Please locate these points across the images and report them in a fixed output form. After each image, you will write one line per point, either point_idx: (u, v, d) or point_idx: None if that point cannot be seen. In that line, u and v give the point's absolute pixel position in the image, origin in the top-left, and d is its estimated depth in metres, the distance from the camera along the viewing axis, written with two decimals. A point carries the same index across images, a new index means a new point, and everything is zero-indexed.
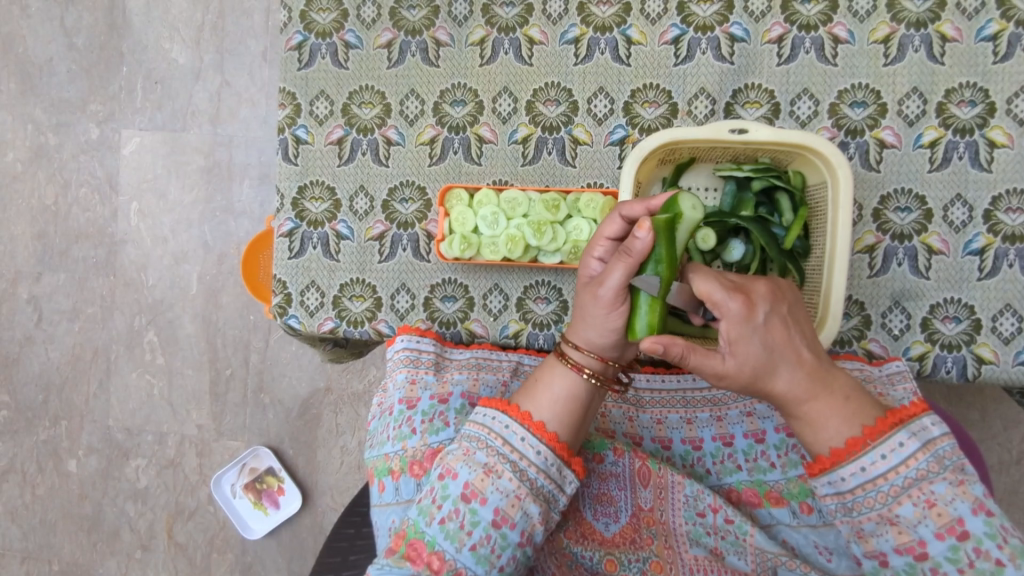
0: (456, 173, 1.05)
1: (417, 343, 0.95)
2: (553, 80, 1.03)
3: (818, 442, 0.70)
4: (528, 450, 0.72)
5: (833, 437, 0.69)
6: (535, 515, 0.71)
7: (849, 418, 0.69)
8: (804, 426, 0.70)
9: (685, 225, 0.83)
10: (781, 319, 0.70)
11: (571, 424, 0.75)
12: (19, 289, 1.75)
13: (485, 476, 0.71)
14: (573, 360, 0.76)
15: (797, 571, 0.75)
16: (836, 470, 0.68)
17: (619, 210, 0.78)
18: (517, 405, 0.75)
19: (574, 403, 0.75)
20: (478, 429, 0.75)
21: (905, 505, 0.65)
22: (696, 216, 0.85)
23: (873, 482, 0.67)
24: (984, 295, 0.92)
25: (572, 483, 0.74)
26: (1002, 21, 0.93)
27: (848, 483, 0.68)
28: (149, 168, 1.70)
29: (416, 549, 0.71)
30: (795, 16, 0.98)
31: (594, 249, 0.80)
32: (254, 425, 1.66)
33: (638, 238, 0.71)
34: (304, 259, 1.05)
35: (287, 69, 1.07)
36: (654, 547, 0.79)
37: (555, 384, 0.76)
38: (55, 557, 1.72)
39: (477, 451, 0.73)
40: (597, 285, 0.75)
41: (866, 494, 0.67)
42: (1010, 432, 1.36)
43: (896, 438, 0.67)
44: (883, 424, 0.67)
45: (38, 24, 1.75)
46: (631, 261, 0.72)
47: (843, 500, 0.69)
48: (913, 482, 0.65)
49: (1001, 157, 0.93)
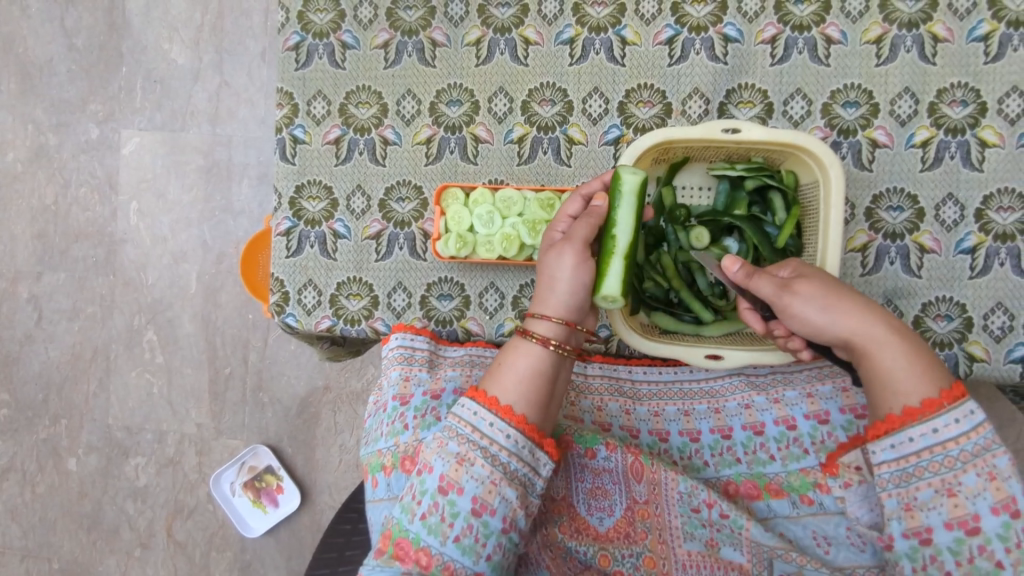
0: (452, 173, 1.06)
1: (411, 341, 0.97)
2: (548, 80, 1.04)
3: (909, 374, 0.71)
4: (497, 434, 0.73)
5: (919, 369, 0.71)
6: (513, 499, 0.72)
7: (926, 354, 0.72)
8: (893, 355, 0.72)
9: (626, 198, 0.82)
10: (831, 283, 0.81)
11: (538, 402, 0.76)
12: (19, 288, 1.76)
13: (458, 466, 0.72)
14: (537, 334, 0.78)
15: (793, 563, 0.76)
16: (906, 429, 0.70)
17: (579, 191, 0.88)
18: (484, 391, 0.76)
19: (539, 379, 0.76)
20: (450, 420, 0.75)
21: (969, 474, 0.68)
22: (638, 180, 0.82)
23: (942, 445, 0.68)
24: (975, 294, 0.93)
25: (547, 464, 0.75)
26: (993, 22, 0.94)
27: (915, 444, 0.69)
28: (149, 168, 1.71)
29: (403, 547, 0.72)
30: (788, 16, 0.98)
31: (556, 225, 0.87)
32: (252, 424, 1.67)
33: (598, 204, 0.85)
34: (301, 258, 1.06)
35: (284, 69, 1.08)
36: (647, 541, 0.80)
37: (519, 362, 0.77)
38: (55, 555, 1.73)
39: (450, 442, 0.74)
40: (566, 243, 0.81)
41: (931, 458, 0.69)
42: (1004, 430, 1.37)
43: (968, 405, 0.69)
44: (956, 386, 0.70)
45: (38, 24, 1.75)
46: (595, 220, 0.83)
47: (903, 467, 0.70)
48: (979, 451, 0.68)
49: (992, 157, 0.94)
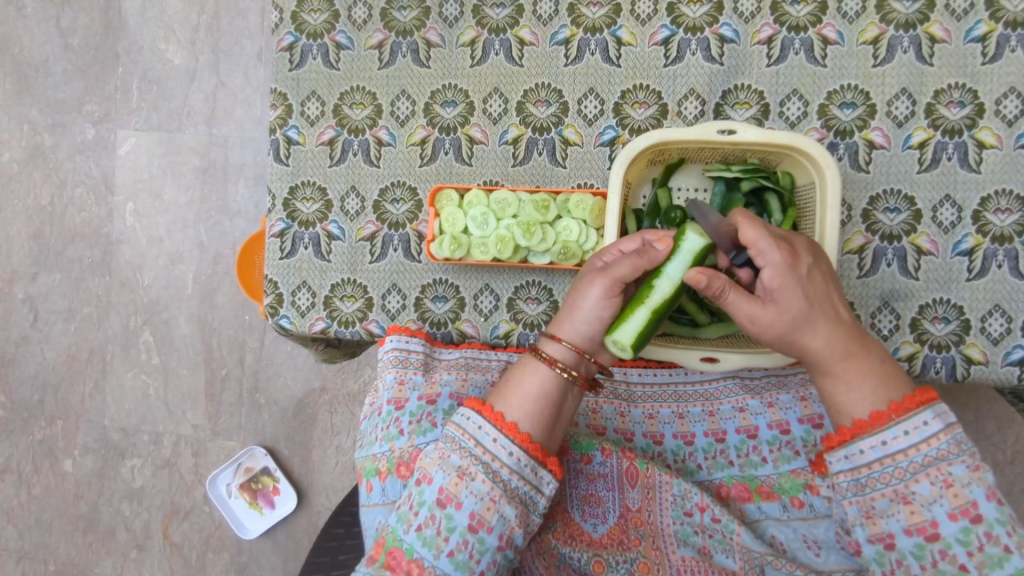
0: (447, 174, 1.06)
1: (406, 342, 0.96)
2: (544, 81, 1.04)
3: (853, 406, 0.72)
4: (500, 451, 0.72)
5: (864, 404, 0.72)
6: (512, 518, 0.71)
7: (882, 386, 0.72)
8: (839, 384, 0.73)
9: (682, 259, 0.79)
10: (822, 274, 0.74)
11: (543, 423, 0.75)
12: (16, 288, 1.75)
13: (458, 480, 0.72)
14: (547, 354, 0.77)
15: (783, 570, 0.76)
16: (856, 442, 0.71)
17: (644, 232, 0.82)
18: (491, 405, 0.76)
19: (546, 401, 0.76)
20: (453, 431, 0.75)
21: (921, 483, 0.68)
22: (704, 245, 0.79)
23: (891, 457, 0.69)
24: (973, 296, 0.93)
25: (549, 483, 0.74)
26: (991, 22, 0.93)
27: (866, 456, 0.70)
28: (145, 168, 1.70)
29: (396, 557, 0.72)
30: (784, 17, 0.98)
31: (606, 254, 0.82)
32: (249, 425, 1.66)
33: (657, 248, 0.79)
34: (295, 259, 1.05)
35: (278, 69, 1.07)
36: (641, 547, 0.80)
37: (527, 382, 0.76)
38: (51, 556, 1.73)
39: (452, 454, 0.73)
40: (602, 273, 0.77)
41: (883, 469, 0.70)
42: (1004, 432, 1.36)
43: (922, 417, 0.69)
44: (908, 401, 0.70)
45: (34, 24, 1.75)
46: (643, 263, 0.78)
47: (857, 477, 0.71)
48: (933, 461, 0.68)
49: (990, 158, 0.93)
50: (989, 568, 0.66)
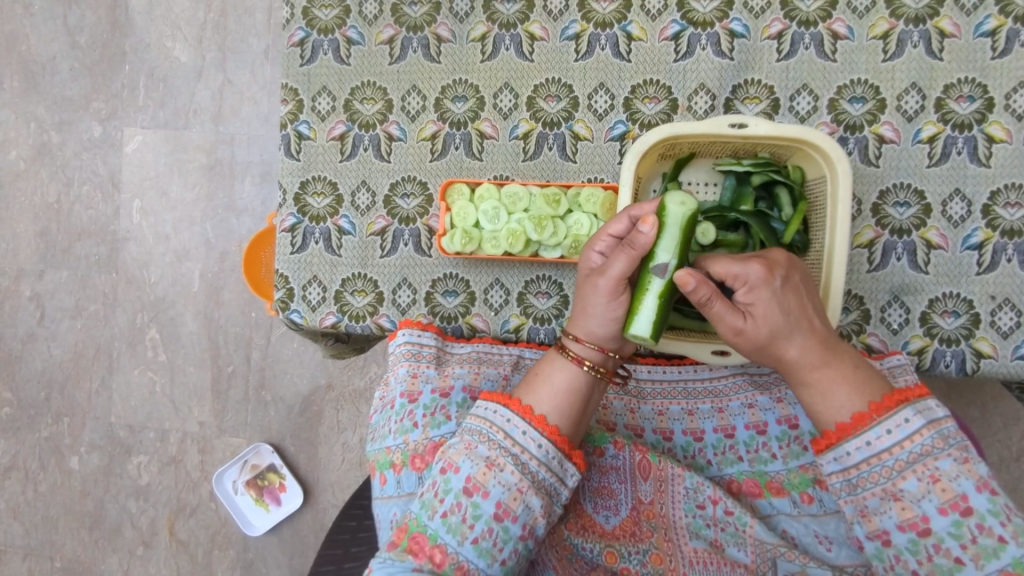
0: (456, 169, 1.06)
1: (418, 337, 0.96)
2: (553, 76, 1.04)
3: (833, 411, 0.73)
4: (529, 444, 0.73)
5: (844, 408, 0.72)
6: (536, 508, 0.72)
7: (859, 389, 0.73)
8: (816, 393, 0.74)
9: (671, 228, 0.77)
10: (795, 286, 0.75)
11: (570, 417, 0.76)
12: (22, 287, 1.76)
13: (486, 470, 0.72)
14: (573, 353, 0.78)
15: (796, 562, 0.76)
16: (842, 444, 0.71)
17: (627, 210, 0.80)
18: (518, 399, 0.76)
19: (575, 396, 0.77)
20: (479, 423, 0.75)
21: (909, 479, 0.68)
22: (686, 212, 0.78)
23: (877, 456, 0.70)
24: (981, 290, 0.93)
25: (572, 476, 0.75)
26: (1000, 17, 0.94)
27: (853, 457, 0.71)
28: (151, 167, 1.71)
29: (419, 542, 0.71)
30: (794, 11, 0.98)
31: (595, 243, 0.80)
32: (256, 422, 1.66)
33: (643, 232, 0.75)
34: (306, 254, 1.05)
35: (289, 65, 1.08)
36: (654, 539, 0.80)
37: (555, 377, 0.77)
38: (57, 553, 1.73)
39: (479, 445, 0.74)
40: (601, 274, 0.77)
41: (871, 469, 0.70)
42: (1010, 429, 1.37)
43: (902, 415, 0.70)
44: (889, 400, 0.71)
45: (41, 22, 1.76)
46: (635, 254, 0.75)
47: (848, 477, 0.72)
48: (918, 457, 0.68)
49: (999, 152, 0.94)
50: (985, 560, 0.65)
